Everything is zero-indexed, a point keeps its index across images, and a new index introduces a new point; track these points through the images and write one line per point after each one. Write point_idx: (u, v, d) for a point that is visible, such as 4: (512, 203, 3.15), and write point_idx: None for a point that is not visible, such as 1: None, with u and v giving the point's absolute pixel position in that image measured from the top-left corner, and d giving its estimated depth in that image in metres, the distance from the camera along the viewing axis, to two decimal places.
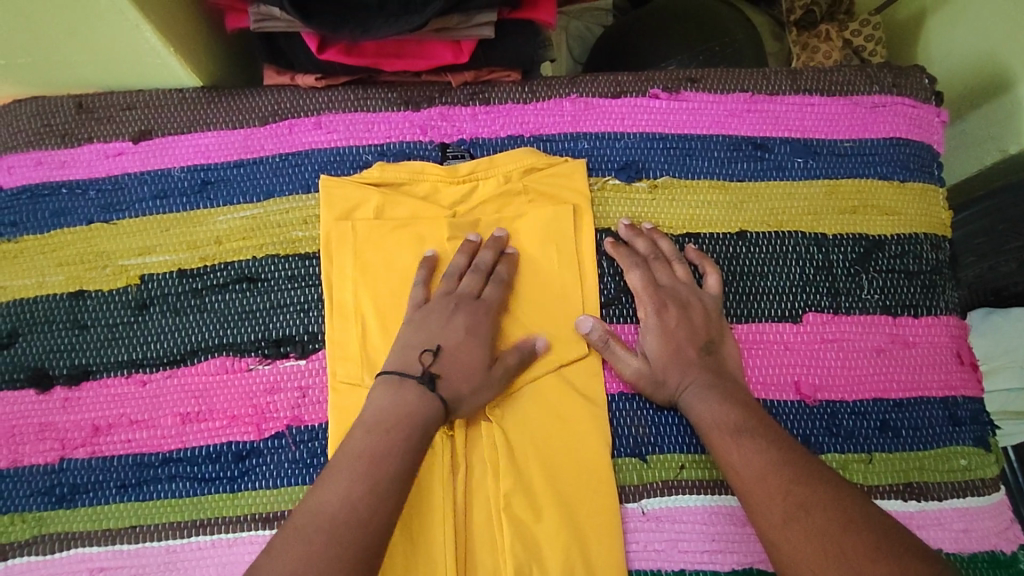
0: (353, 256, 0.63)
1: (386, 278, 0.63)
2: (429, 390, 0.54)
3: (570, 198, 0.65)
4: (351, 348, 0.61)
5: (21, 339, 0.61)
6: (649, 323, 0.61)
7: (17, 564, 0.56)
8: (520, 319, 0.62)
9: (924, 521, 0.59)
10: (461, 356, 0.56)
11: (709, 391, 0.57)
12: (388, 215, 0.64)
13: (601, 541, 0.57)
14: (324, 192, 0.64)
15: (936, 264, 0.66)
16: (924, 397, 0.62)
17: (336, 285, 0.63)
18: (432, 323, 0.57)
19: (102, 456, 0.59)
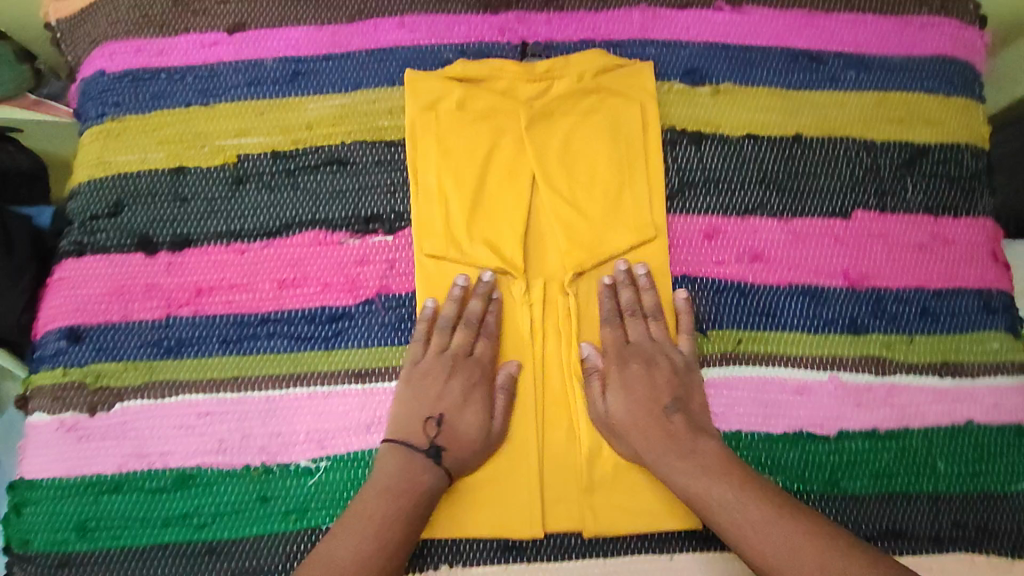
0: (436, 144, 0.67)
1: (466, 164, 0.67)
2: (434, 461, 0.58)
3: (638, 97, 0.69)
4: (436, 225, 0.66)
5: (127, 209, 0.65)
6: (616, 376, 0.61)
7: (132, 405, 0.62)
8: (585, 228, 0.66)
9: (959, 395, 0.65)
10: (458, 423, 0.60)
11: (673, 456, 0.58)
12: (469, 108, 0.69)
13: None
14: (408, 84, 0.68)
15: (976, 171, 0.71)
16: (961, 287, 0.68)
17: (421, 170, 0.67)
18: (429, 390, 0.61)
19: (205, 315, 0.64)
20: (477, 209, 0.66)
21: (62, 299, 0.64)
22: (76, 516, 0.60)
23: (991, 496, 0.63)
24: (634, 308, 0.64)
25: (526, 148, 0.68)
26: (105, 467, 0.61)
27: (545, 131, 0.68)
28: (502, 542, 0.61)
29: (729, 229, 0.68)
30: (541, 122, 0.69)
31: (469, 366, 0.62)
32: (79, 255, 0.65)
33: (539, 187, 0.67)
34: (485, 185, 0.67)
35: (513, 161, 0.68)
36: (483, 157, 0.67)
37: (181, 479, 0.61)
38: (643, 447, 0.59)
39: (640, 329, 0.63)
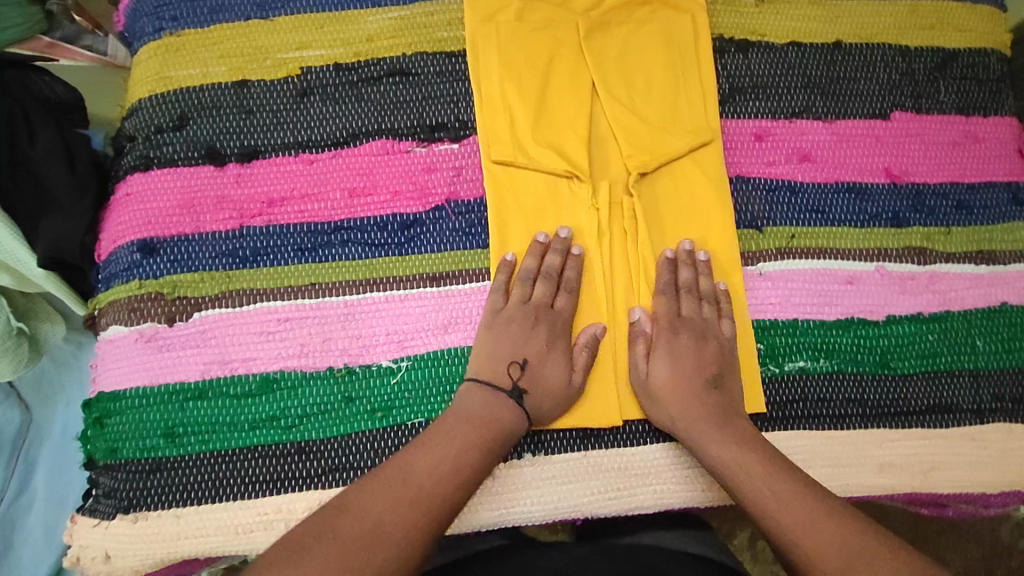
0: (498, 54, 0.68)
1: (528, 74, 0.68)
2: (518, 406, 0.59)
3: (689, 7, 0.71)
4: (502, 133, 0.67)
5: (192, 122, 0.65)
6: (668, 346, 0.63)
7: (211, 314, 0.62)
8: (643, 145, 0.68)
9: (993, 279, 0.70)
10: (544, 373, 0.61)
11: (707, 423, 0.60)
12: (526, 19, 0.70)
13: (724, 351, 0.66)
14: None
15: (1000, 74, 0.75)
16: (991, 181, 0.72)
17: (483, 80, 0.68)
18: (513, 336, 0.62)
19: (278, 224, 0.64)
20: (542, 118, 0.67)
21: (131, 214, 0.64)
22: (163, 423, 0.60)
23: None
24: (691, 287, 0.65)
25: (585, 58, 0.69)
26: (187, 375, 0.61)
27: (603, 45, 0.70)
28: (580, 431, 0.63)
29: (778, 130, 0.71)
30: (597, 34, 0.70)
31: (552, 317, 0.63)
32: (145, 169, 0.64)
33: (600, 99, 0.69)
34: (548, 96, 0.68)
35: (572, 72, 0.69)
36: (543, 67, 0.69)
37: (265, 383, 0.61)
38: (675, 413, 0.61)
39: (691, 306, 0.65)
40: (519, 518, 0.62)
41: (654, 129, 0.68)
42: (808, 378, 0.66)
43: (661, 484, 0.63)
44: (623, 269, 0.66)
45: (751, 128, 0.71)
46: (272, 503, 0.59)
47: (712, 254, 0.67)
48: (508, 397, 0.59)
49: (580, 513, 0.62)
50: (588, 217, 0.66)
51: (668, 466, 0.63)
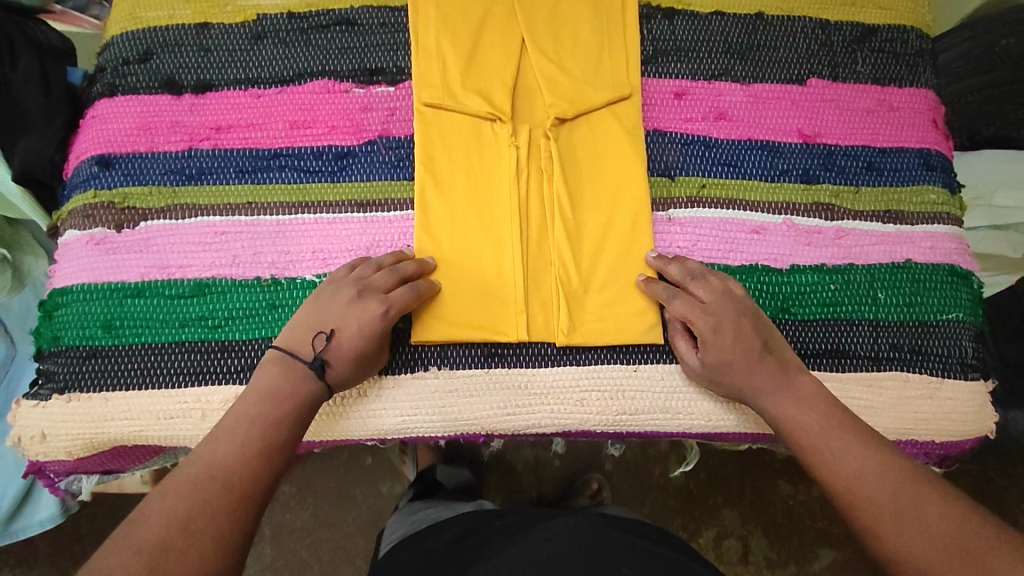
0: (436, 7, 0.74)
1: (463, 27, 0.74)
2: (317, 376, 0.58)
3: None
4: (433, 77, 0.72)
5: (156, 57, 0.73)
6: (708, 338, 0.62)
7: (155, 224, 0.68)
8: (565, 96, 0.73)
9: (899, 238, 0.72)
10: (351, 349, 0.60)
11: (769, 392, 0.60)
12: None
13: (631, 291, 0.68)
14: None
15: (920, 50, 0.79)
16: (903, 147, 0.75)
17: (421, 30, 0.74)
18: (333, 307, 0.60)
19: (223, 149, 0.71)
20: (473, 66, 0.73)
21: (95, 134, 0.71)
22: (102, 315, 0.66)
23: (926, 323, 0.70)
24: (689, 277, 0.65)
25: (518, 15, 0.75)
26: (129, 275, 0.67)
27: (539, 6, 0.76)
28: (486, 350, 0.67)
29: (696, 91, 0.76)
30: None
31: (381, 298, 0.61)
32: (111, 96, 0.72)
33: (529, 52, 0.74)
34: (482, 47, 0.74)
35: (505, 29, 0.75)
36: (478, 20, 0.74)
37: (198, 287, 0.67)
38: (740, 391, 0.62)
39: (705, 286, 0.64)
40: (419, 427, 0.66)
41: (578, 81, 0.73)
42: None
43: (557, 404, 0.66)
44: (536, 206, 0.70)
45: (671, 88, 0.75)
46: (191, 394, 0.64)
47: (623, 192, 0.71)
48: (308, 369, 0.58)
49: (477, 427, 0.66)
50: (509, 153, 0.71)
51: (567, 388, 0.67)
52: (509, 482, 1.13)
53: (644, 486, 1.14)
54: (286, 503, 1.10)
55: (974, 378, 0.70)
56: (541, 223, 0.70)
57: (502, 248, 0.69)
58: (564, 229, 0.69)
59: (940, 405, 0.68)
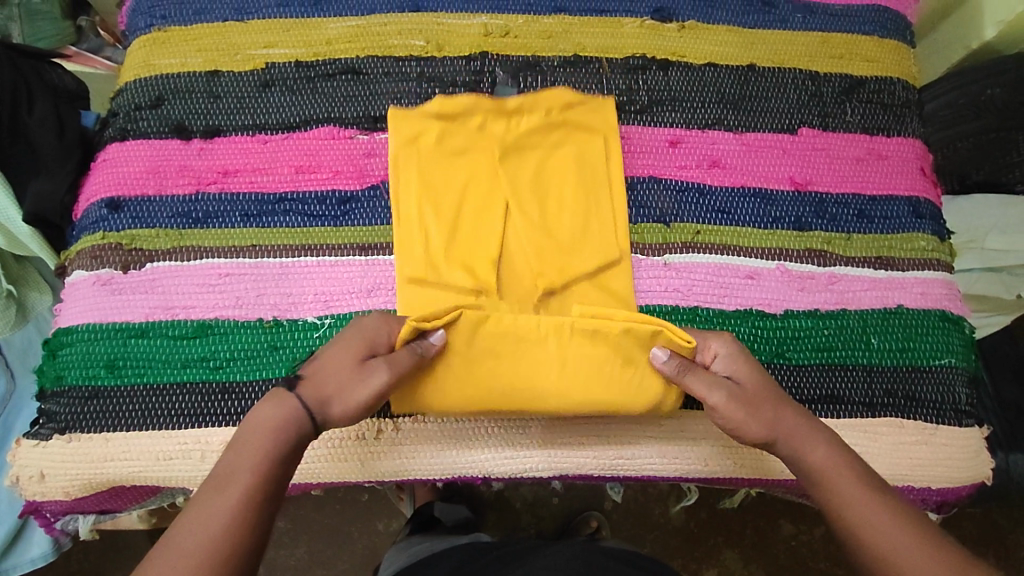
0: (417, 193, 0.73)
1: (446, 196, 0.73)
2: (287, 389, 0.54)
3: (599, 126, 0.76)
4: (417, 251, 0.71)
5: (167, 103, 0.75)
6: (722, 356, 0.60)
7: (161, 265, 0.70)
8: (553, 251, 0.72)
9: (890, 283, 0.74)
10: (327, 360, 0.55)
11: (801, 427, 0.57)
12: (447, 145, 0.74)
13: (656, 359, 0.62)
14: (392, 122, 0.74)
15: (906, 101, 0.81)
16: (893, 195, 0.77)
17: (403, 198, 0.73)
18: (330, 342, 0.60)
19: (230, 193, 0.73)
20: (456, 238, 0.72)
21: (105, 176, 0.73)
22: (106, 355, 0.67)
23: (919, 368, 0.71)
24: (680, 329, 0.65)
25: (501, 202, 0.74)
26: (133, 316, 0.68)
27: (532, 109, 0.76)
28: None
29: (691, 139, 0.78)
30: (515, 156, 0.75)
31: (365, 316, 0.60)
32: (123, 140, 0.74)
33: (513, 229, 0.73)
34: (472, 150, 0.75)
35: (488, 196, 0.74)
36: (459, 189, 0.73)
37: (201, 328, 0.68)
38: (773, 419, 0.57)
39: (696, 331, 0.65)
40: (420, 467, 0.66)
41: (566, 230, 0.73)
42: None
43: (555, 447, 0.67)
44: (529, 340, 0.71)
45: (666, 135, 0.78)
46: (192, 435, 0.65)
47: None
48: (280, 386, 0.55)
49: (475, 469, 0.66)
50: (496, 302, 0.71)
51: (564, 432, 0.67)
52: (507, 520, 1.13)
53: (643, 524, 1.14)
54: (281, 539, 1.09)
55: (968, 424, 0.70)
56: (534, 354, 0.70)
57: None
58: None
59: (935, 451, 0.69)
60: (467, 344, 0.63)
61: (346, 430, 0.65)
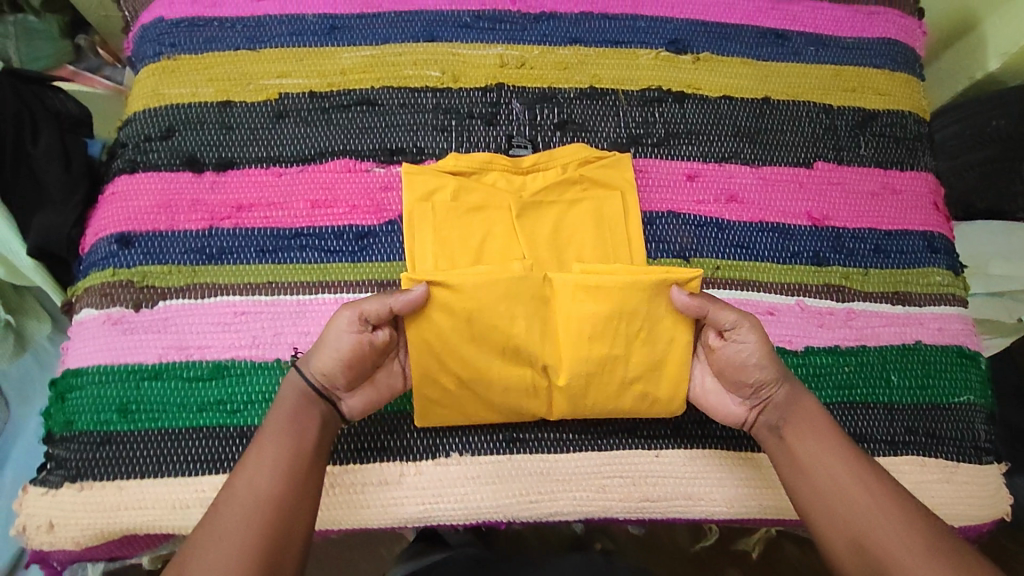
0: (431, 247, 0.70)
1: (462, 254, 0.71)
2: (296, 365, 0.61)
3: (617, 183, 0.75)
4: None
5: (178, 134, 0.73)
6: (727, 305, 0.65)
7: (174, 303, 0.68)
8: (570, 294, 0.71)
9: (908, 319, 0.74)
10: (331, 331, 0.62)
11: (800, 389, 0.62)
12: (461, 200, 0.72)
13: (661, 315, 0.64)
14: (405, 177, 0.72)
15: (918, 134, 0.82)
16: (908, 229, 0.78)
17: (418, 258, 0.70)
18: None
19: (244, 228, 0.71)
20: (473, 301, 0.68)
21: (114, 210, 0.71)
22: (118, 399, 0.65)
23: (938, 406, 0.72)
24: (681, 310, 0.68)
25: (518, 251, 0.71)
26: (146, 357, 0.66)
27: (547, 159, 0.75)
28: (507, 434, 0.67)
29: (708, 173, 0.78)
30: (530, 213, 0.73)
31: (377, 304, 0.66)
32: (132, 172, 0.72)
33: None
34: (488, 205, 0.72)
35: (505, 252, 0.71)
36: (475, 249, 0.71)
37: (216, 369, 0.66)
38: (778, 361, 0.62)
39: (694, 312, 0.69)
40: (445, 514, 0.65)
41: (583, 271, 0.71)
42: None
43: (581, 491, 0.66)
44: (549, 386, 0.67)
45: (684, 170, 0.78)
46: (209, 481, 0.63)
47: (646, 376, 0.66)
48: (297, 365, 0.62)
49: (500, 514, 0.65)
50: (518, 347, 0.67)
51: (589, 474, 0.66)
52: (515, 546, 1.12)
53: (652, 549, 1.13)
54: None
55: (988, 461, 0.71)
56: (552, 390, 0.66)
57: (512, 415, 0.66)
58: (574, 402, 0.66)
59: (956, 489, 0.69)
60: (476, 317, 0.64)
61: (369, 476, 0.65)
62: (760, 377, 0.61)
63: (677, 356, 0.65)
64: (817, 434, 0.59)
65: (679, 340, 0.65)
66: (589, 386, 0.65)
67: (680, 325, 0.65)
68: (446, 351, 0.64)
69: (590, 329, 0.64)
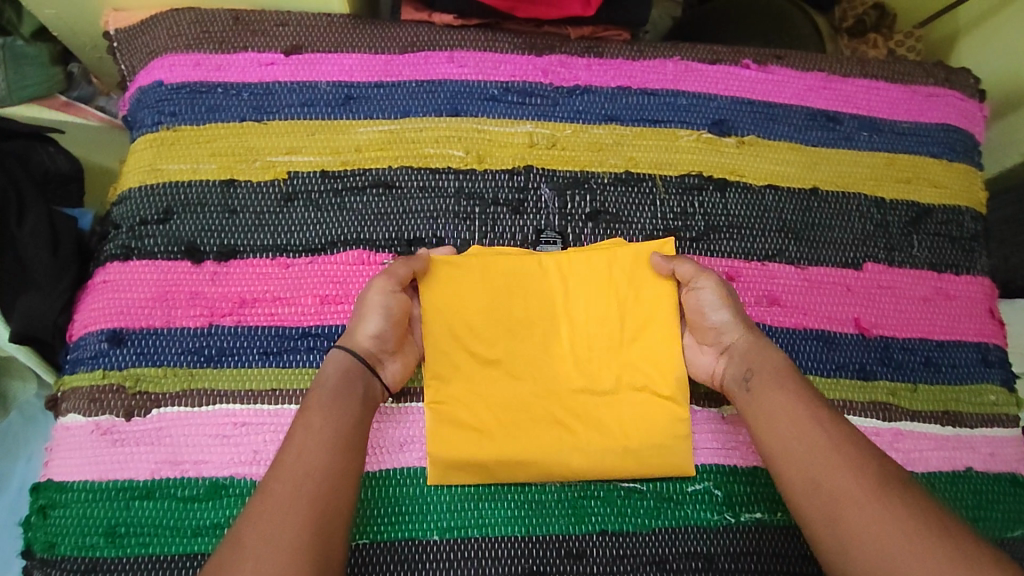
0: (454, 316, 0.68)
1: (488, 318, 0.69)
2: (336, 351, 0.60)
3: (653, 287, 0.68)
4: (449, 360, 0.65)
5: (176, 217, 0.67)
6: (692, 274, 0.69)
7: (169, 411, 0.62)
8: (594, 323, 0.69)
9: (959, 443, 0.69)
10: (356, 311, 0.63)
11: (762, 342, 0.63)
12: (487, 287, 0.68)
13: (646, 280, 0.68)
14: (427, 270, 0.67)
15: (974, 233, 0.76)
16: (961, 340, 0.72)
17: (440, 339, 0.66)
18: None
19: (246, 325, 0.65)
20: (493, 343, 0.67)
21: (105, 303, 0.65)
22: (105, 521, 0.60)
23: (990, 542, 0.66)
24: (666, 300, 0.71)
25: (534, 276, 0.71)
26: (137, 473, 0.61)
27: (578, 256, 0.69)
28: (526, 566, 0.61)
29: (750, 273, 0.72)
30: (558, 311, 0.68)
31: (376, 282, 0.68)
32: (125, 259, 0.66)
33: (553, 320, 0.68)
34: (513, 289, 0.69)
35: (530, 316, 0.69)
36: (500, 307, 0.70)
37: (213, 489, 0.61)
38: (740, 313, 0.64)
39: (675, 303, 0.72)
40: None
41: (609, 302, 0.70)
42: (763, 530, 0.64)
43: None
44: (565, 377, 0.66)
45: (724, 269, 0.72)
46: None
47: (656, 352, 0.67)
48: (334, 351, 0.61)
49: None
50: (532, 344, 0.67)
51: None
52: None
53: None
54: None
55: None
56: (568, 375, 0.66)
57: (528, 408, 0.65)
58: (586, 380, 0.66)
59: None
60: (480, 293, 0.67)
61: None
62: (729, 322, 0.64)
63: (665, 317, 0.67)
64: (780, 382, 0.59)
65: (666, 298, 0.68)
66: (592, 358, 0.67)
67: (663, 288, 0.68)
68: (454, 327, 0.66)
69: (584, 298, 0.68)
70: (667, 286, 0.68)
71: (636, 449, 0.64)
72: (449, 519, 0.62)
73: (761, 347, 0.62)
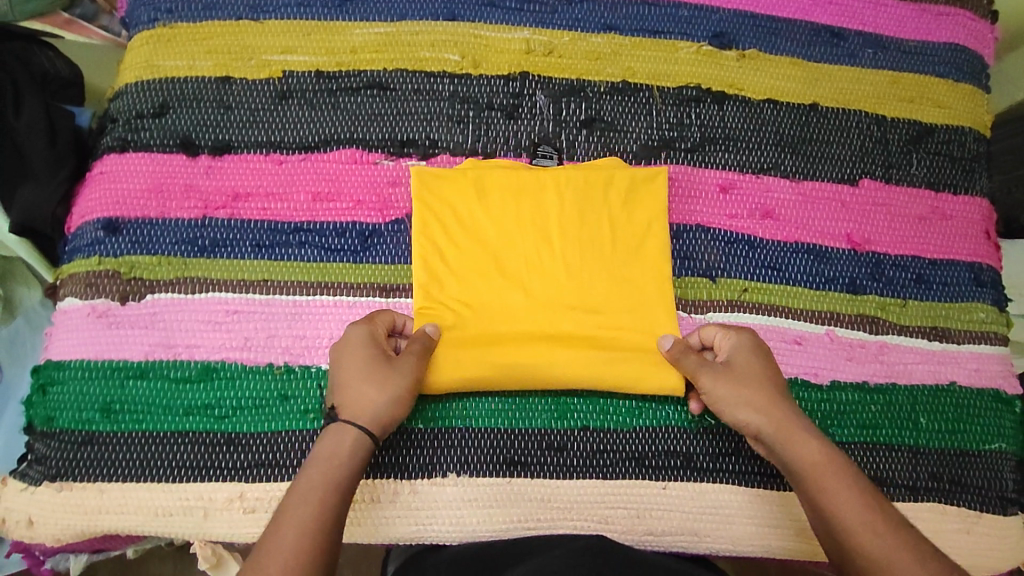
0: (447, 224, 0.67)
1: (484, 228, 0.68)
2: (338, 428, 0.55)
3: (649, 205, 0.68)
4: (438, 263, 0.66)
5: (172, 111, 0.68)
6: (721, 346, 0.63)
7: (163, 297, 0.64)
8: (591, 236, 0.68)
9: (944, 357, 0.70)
10: (358, 381, 0.57)
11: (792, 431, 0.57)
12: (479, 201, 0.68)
13: (641, 199, 0.68)
14: (416, 177, 0.67)
15: (976, 154, 0.75)
16: (955, 259, 0.72)
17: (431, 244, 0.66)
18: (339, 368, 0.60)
19: (240, 219, 0.66)
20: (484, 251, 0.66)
21: (101, 193, 0.66)
22: (101, 398, 0.62)
23: (967, 452, 0.68)
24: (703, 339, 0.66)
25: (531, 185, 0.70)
26: (132, 354, 0.63)
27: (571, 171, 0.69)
28: (508, 456, 0.63)
29: (744, 185, 0.72)
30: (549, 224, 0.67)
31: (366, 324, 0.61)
32: (121, 151, 0.67)
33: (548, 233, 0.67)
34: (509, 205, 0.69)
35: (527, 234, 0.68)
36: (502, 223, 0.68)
37: (205, 371, 0.63)
38: (759, 403, 0.59)
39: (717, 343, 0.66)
40: (436, 536, 0.62)
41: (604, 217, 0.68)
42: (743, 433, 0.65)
43: (581, 520, 0.63)
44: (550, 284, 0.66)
45: (718, 180, 0.71)
46: (193, 490, 0.60)
47: (645, 266, 0.67)
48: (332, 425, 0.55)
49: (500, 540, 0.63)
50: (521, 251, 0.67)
51: (591, 504, 0.63)
52: None
53: None
54: None
55: (1013, 512, 0.67)
56: (553, 282, 0.66)
57: (511, 309, 0.65)
58: (572, 287, 0.66)
59: (978, 541, 0.66)
60: (473, 200, 0.67)
61: (361, 492, 0.61)
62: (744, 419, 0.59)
63: (657, 236, 0.68)
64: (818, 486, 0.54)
65: (660, 218, 0.68)
66: (585, 269, 0.66)
67: (658, 207, 0.68)
68: (449, 232, 0.66)
69: (578, 211, 0.67)
70: (660, 205, 0.68)
71: (619, 355, 0.64)
72: (432, 410, 0.64)
73: (794, 436, 0.57)
